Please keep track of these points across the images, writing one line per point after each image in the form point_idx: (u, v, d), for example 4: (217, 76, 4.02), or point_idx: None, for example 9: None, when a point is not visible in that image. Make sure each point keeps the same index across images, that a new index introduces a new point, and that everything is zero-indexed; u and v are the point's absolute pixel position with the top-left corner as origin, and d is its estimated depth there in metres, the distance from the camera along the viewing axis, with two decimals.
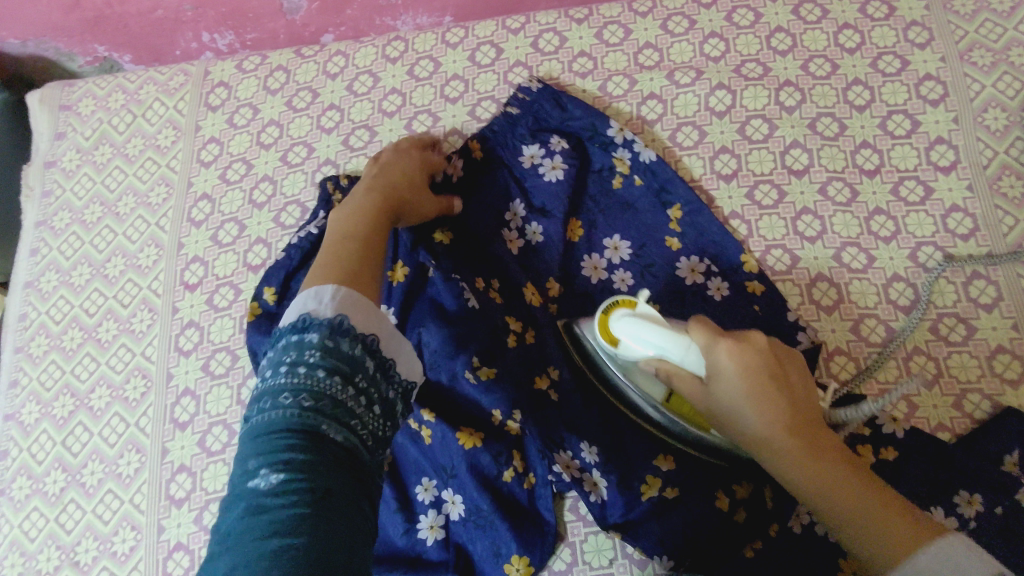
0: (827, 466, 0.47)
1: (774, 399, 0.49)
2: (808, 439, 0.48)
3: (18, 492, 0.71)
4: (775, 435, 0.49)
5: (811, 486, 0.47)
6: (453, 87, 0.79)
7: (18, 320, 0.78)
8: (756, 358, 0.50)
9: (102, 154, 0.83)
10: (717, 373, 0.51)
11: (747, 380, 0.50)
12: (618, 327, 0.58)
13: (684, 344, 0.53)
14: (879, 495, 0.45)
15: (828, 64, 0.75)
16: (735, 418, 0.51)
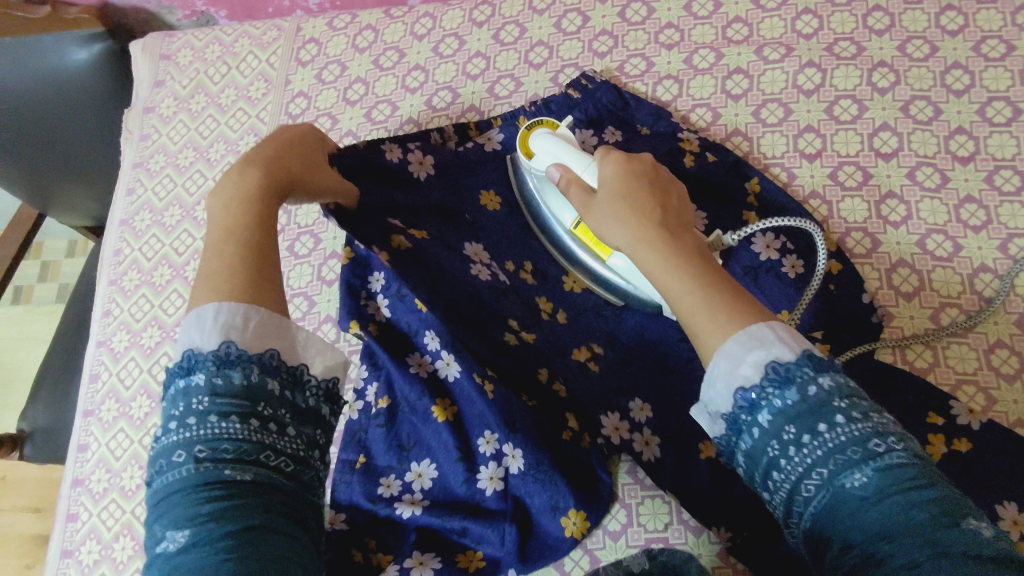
0: (670, 240, 0.46)
1: (648, 207, 0.49)
2: (677, 237, 0.46)
3: (107, 413, 0.76)
4: (647, 229, 0.47)
5: (659, 270, 0.45)
6: (537, 53, 0.80)
7: (114, 255, 0.83)
8: (636, 176, 0.51)
9: (197, 103, 0.87)
10: (604, 184, 0.52)
11: (629, 183, 0.51)
12: (536, 144, 0.67)
13: (589, 159, 0.60)
14: (700, 276, 0.43)
15: (927, 46, 0.73)
16: (592, 212, 0.53)
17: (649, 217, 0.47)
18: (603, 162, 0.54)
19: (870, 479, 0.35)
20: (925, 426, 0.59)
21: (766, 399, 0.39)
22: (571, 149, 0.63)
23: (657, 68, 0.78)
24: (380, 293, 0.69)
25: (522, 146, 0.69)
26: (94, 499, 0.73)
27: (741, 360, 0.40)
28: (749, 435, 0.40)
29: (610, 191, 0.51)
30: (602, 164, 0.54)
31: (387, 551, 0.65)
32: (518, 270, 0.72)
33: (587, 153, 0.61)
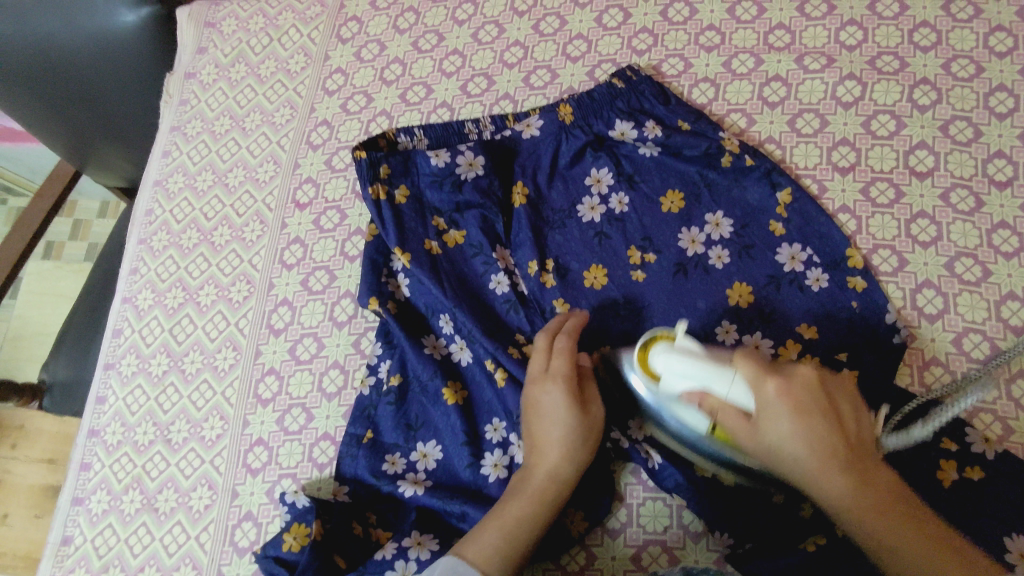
0: (862, 500, 0.48)
1: (837, 451, 0.49)
2: (879, 514, 0.47)
3: (127, 367, 0.78)
4: (840, 489, 0.48)
5: (872, 543, 0.47)
6: (576, 46, 0.81)
7: (145, 215, 0.85)
8: (809, 391, 0.51)
9: (238, 72, 0.89)
10: (767, 413, 0.51)
11: (807, 428, 0.49)
12: (658, 363, 0.57)
13: (730, 377, 0.53)
14: (913, 525, 0.46)
15: (972, 66, 0.72)
16: (776, 447, 0.51)
17: (830, 461, 0.49)
18: (756, 375, 0.52)
19: None
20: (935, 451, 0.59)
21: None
22: (707, 364, 0.54)
23: (695, 70, 0.77)
24: (402, 273, 0.72)
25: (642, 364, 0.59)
26: (107, 450, 0.75)
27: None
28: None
29: (779, 416, 0.50)
30: (761, 387, 0.51)
31: (386, 527, 0.64)
32: (541, 271, 0.71)
33: (724, 366, 0.54)
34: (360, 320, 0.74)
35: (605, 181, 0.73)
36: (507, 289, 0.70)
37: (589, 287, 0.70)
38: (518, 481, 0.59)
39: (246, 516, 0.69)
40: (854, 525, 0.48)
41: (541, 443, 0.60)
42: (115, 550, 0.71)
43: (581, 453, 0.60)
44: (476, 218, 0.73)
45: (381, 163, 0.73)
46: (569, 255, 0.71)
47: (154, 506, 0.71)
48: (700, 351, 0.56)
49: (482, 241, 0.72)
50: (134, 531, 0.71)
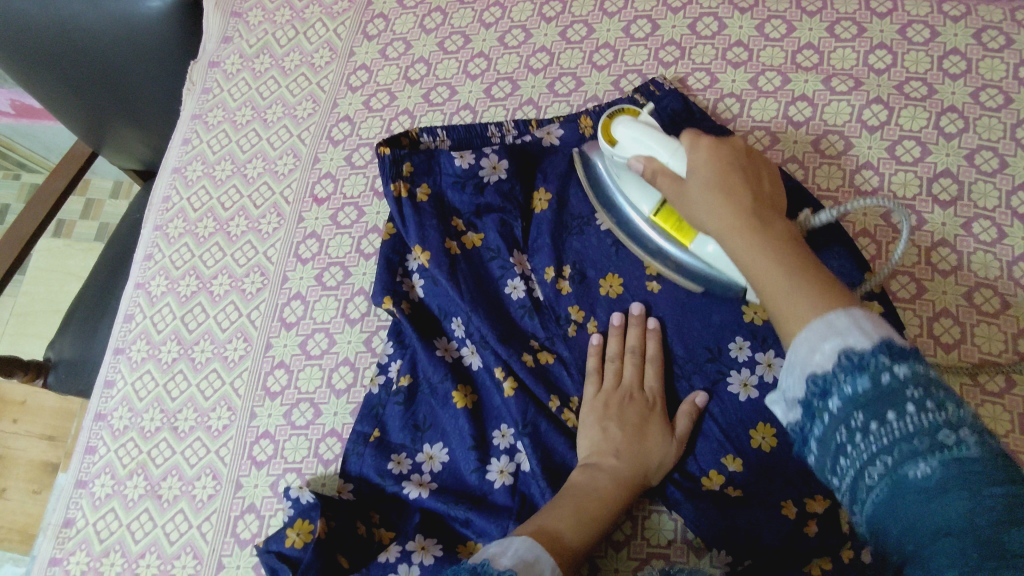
0: (740, 206, 0.51)
1: (738, 192, 0.52)
2: (757, 225, 0.49)
3: (136, 353, 0.78)
4: (723, 210, 0.52)
5: (748, 250, 0.49)
6: (602, 55, 0.80)
7: (163, 201, 0.85)
8: (715, 171, 0.54)
9: (262, 63, 0.89)
10: (693, 166, 0.56)
11: (719, 173, 0.54)
12: (618, 129, 0.63)
13: (673, 147, 0.59)
14: (793, 271, 0.46)
15: (1001, 97, 0.71)
16: (687, 192, 0.56)
17: (743, 209, 0.51)
18: (686, 137, 0.58)
19: (934, 472, 0.34)
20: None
21: (835, 383, 0.38)
22: (654, 133, 0.61)
23: (721, 85, 0.77)
24: (418, 273, 0.72)
25: (605, 136, 0.65)
26: (113, 435, 0.75)
27: (818, 349, 0.40)
28: (819, 421, 0.39)
29: (701, 171, 0.54)
30: (687, 140, 0.58)
31: (390, 528, 0.65)
32: (557, 277, 0.71)
33: (670, 140, 0.60)
34: (372, 317, 0.74)
35: None
36: (522, 295, 0.71)
37: (605, 297, 0.70)
38: (583, 481, 0.59)
39: (249, 509, 0.69)
40: (739, 243, 0.49)
41: (613, 451, 0.61)
42: (116, 534, 0.71)
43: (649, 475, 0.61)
44: (495, 222, 0.73)
45: (405, 160, 0.73)
46: (586, 261, 0.71)
47: (158, 493, 0.71)
48: (643, 129, 0.62)
49: (500, 245, 0.72)
50: (136, 517, 0.71)
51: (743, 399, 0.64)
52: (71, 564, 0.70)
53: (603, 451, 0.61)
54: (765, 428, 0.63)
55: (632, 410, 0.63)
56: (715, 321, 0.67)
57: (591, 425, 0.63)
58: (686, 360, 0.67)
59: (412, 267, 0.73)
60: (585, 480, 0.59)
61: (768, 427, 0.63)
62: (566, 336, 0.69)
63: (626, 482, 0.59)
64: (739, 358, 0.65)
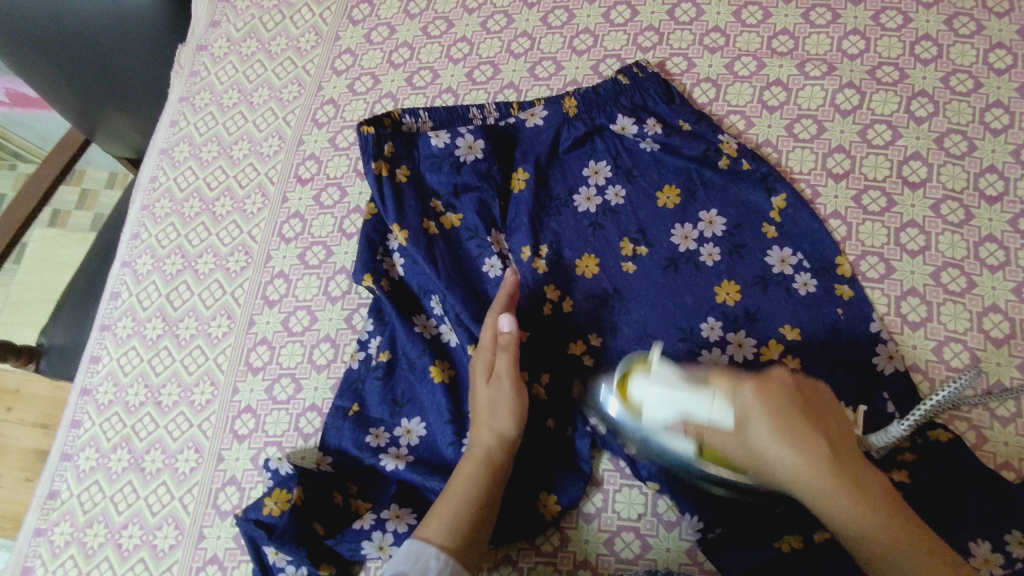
0: (823, 454, 0.45)
1: (817, 446, 0.46)
2: (850, 471, 0.46)
3: (122, 330, 0.79)
4: (815, 475, 0.45)
5: (853, 525, 0.45)
6: (582, 39, 0.82)
7: (150, 181, 0.87)
8: (782, 396, 0.47)
9: (249, 47, 0.91)
10: (748, 414, 0.47)
11: (795, 425, 0.46)
12: (638, 390, 0.52)
13: (708, 397, 0.48)
14: (894, 527, 0.45)
15: (970, 81, 0.73)
16: (760, 454, 0.47)
17: (832, 462, 0.45)
18: (727, 391, 0.48)
19: None
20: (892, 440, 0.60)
21: None
22: (684, 388, 0.49)
23: (698, 69, 0.78)
24: (398, 253, 0.73)
25: (625, 399, 0.55)
26: (98, 409, 0.76)
27: None
28: None
29: (769, 435, 0.46)
30: (726, 393, 0.48)
31: (366, 499, 0.66)
32: (535, 257, 0.71)
33: (700, 386, 0.49)
34: (353, 295, 0.75)
35: (602, 173, 0.74)
36: (499, 273, 0.72)
37: (581, 276, 0.71)
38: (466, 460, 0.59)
39: (230, 481, 0.70)
40: (848, 515, 0.45)
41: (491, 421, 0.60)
42: (99, 506, 0.72)
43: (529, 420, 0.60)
44: (474, 202, 0.74)
45: (387, 141, 0.75)
46: (563, 242, 0.72)
47: (141, 466, 0.73)
48: (704, 368, 0.51)
49: (478, 225, 0.73)
50: (119, 489, 0.72)
51: None
52: (56, 534, 0.71)
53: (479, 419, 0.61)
54: None
55: (484, 363, 0.62)
56: (688, 301, 0.68)
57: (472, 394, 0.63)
58: (659, 338, 0.67)
59: (393, 246, 0.74)
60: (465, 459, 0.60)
61: None
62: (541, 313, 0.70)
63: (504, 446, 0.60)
64: (710, 337, 0.66)
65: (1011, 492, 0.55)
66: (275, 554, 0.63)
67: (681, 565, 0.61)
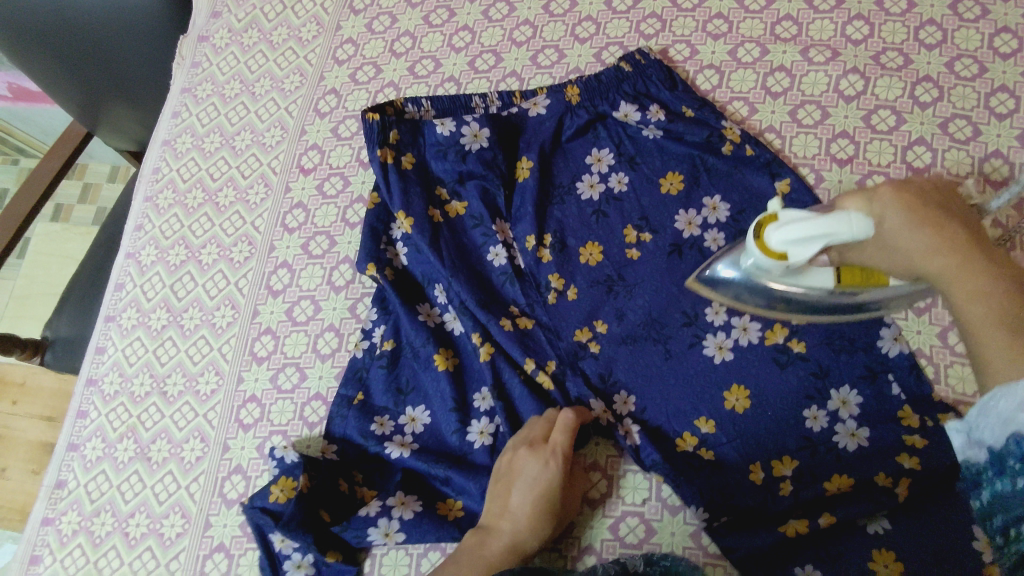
0: (959, 238, 0.44)
1: (948, 228, 0.44)
2: (984, 254, 0.44)
3: (127, 321, 0.80)
4: (946, 252, 0.44)
5: (969, 295, 0.43)
6: (584, 27, 0.82)
7: (153, 172, 0.87)
8: (914, 202, 0.45)
9: (250, 38, 0.91)
10: (880, 214, 0.45)
11: (922, 215, 0.45)
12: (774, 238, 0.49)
13: (843, 216, 0.46)
14: (1015, 316, 0.41)
15: (975, 66, 0.72)
16: (893, 241, 0.45)
17: (958, 246, 0.44)
18: (859, 202, 0.46)
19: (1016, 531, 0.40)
20: (898, 427, 0.59)
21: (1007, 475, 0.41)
22: (818, 215, 0.47)
23: (700, 56, 0.78)
24: (401, 242, 0.73)
25: (759, 246, 0.51)
26: (104, 400, 0.77)
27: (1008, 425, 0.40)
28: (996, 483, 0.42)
29: (898, 223, 0.45)
30: (858, 205, 0.46)
31: (372, 486, 0.66)
32: (538, 246, 0.72)
33: (834, 211, 0.46)
34: (356, 285, 0.75)
35: (605, 161, 0.74)
36: (504, 262, 0.72)
37: (585, 264, 0.71)
38: (474, 543, 0.58)
39: (235, 470, 0.70)
40: (965, 292, 0.43)
41: (516, 513, 0.59)
42: (106, 495, 0.72)
43: (546, 529, 0.59)
44: (477, 191, 0.74)
45: (392, 129, 0.75)
46: (566, 230, 0.72)
47: (147, 455, 0.73)
48: (832, 198, 0.49)
49: (483, 213, 0.73)
50: (126, 479, 0.73)
51: (718, 361, 0.65)
52: (64, 523, 0.72)
53: (505, 508, 0.59)
54: (738, 390, 0.64)
55: (532, 464, 0.60)
56: (692, 287, 0.67)
57: (494, 480, 0.62)
58: (663, 325, 0.67)
59: (397, 235, 0.74)
60: (472, 542, 0.58)
61: (741, 389, 0.64)
62: (545, 302, 0.70)
63: (519, 544, 0.58)
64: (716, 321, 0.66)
65: None
66: (281, 541, 0.64)
67: (686, 550, 0.61)
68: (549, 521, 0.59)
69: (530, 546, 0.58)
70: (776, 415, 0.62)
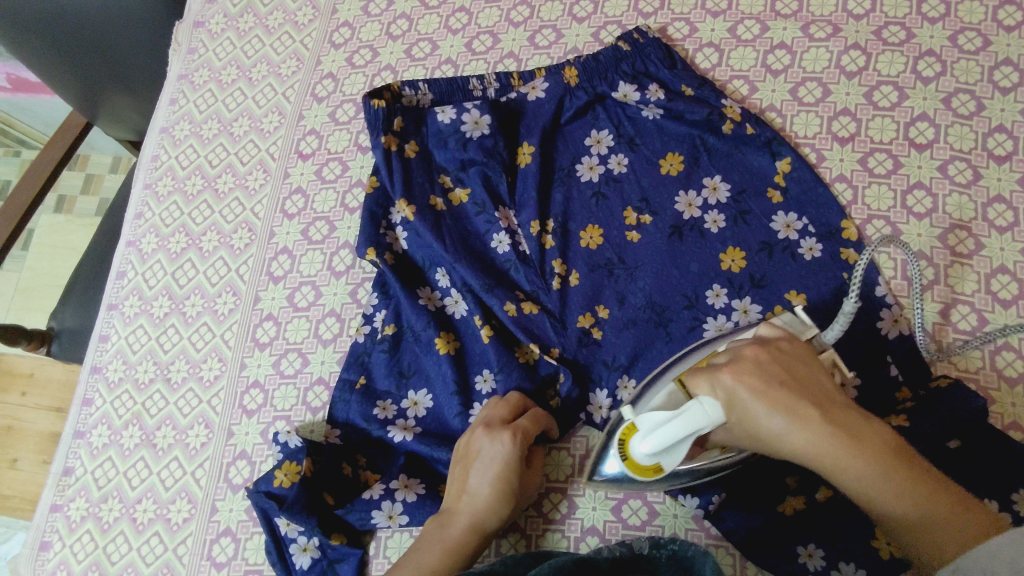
0: (818, 421, 0.45)
1: (807, 412, 0.46)
2: (836, 426, 0.45)
3: (129, 309, 0.80)
4: (824, 440, 0.44)
5: (865, 485, 0.43)
6: (582, 6, 0.81)
7: (151, 160, 0.86)
8: (761, 376, 0.48)
9: (246, 23, 0.90)
10: (739, 412, 0.48)
11: (777, 398, 0.47)
12: (637, 450, 0.53)
13: (681, 412, 0.49)
14: (903, 487, 0.43)
15: (979, 40, 0.71)
16: (756, 424, 0.47)
17: (843, 445, 0.44)
18: (706, 389, 0.50)
19: None
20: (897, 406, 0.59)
21: None
22: (678, 412, 0.50)
23: (700, 34, 0.77)
24: (401, 227, 0.73)
25: (629, 464, 0.54)
26: (109, 387, 0.77)
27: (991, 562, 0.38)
28: None
29: (769, 413, 0.46)
30: (706, 390, 0.50)
31: (375, 470, 0.66)
32: (541, 232, 0.71)
33: (682, 407, 0.50)
34: (356, 270, 0.75)
35: (605, 143, 0.74)
36: (507, 249, 0.71)
37: (585, 248, 0.70)
38: (436, 527, 0.60)
39: (240, 455, 0.71)
40: (860, 480, 0.44)
41: (474, 497, 0.60)
42: (113, 482, 0.73)
43: (506, 511, 0.60)
44: (480, 177, 0.73)
45: (395, 116, 0.74)
46: (567, 213, 0.72)
47: (153, 442, 0.73)
48: (687, 374, 0.53)
49: (485, 199, 0.73)
50: (132, 465, 0.73)
51: None
52: (72, 510, 0.73)
53: (462, 490, 0.61)
54: None
55: (487, 446, 0.60)
56: (692, 269, 0.67)
57: (454, 462, 0.63)
58: (664, 307, 0.66)
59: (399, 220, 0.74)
60: (433, 526, 0.60)
61: None
62: (549, 289, 0.70)
63: (479, 524, 0.59)
64: (715, 304, 0.65)
65: (1012, 446, 0.55)
66: (286, 525, 0.64)
67: (688, 531, 0.61)
68: (510, 502, 0.60)
69: (492, 526, 0.60)
70: None
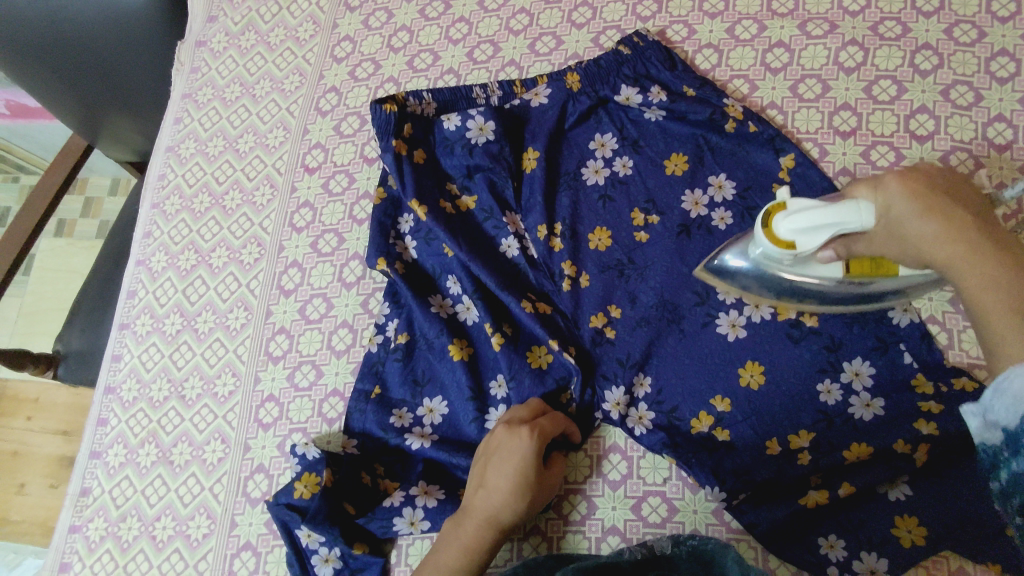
0: (974, 236, 0.46)
1: (963, 219, 0.47)
2: (1004, 252, 0.45)
3: (141, 328, 0.80)
4: (955, 244, 0.46)
5: (983, 286, 0.45)
6: (581, 12, 0.82)
7: (158, 179, 0.87)
8: (928, 189, 0.48)
9: (248, 40, 0.91)
10: (892, 204, 0.49)
11: (937, 208, 0.47)
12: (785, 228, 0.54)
13: (855, 207, 0.50)
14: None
15: (974, 31, 0.72)
16: (902, 228, 0.49)
17: (976, 244, 0.46)
18: (867, 190, 0.50)
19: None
20: (911, 395, 0.60)
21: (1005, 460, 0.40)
22: (828, 205, 0.51)
23: (699, 36, 0.78)
24: (410, 236, 0.74)
25: (769, 235, 0.55)
26: (124, 406, 0.77)
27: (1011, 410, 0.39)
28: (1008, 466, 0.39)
29: (901, 205, 0.48)
30: (866, 193, 0.50)
31: (394, 478, 0.67)
32: (550, 235, 0.72)
33: (846, 201, 0.50)
34: (367, 281, 0.76)
35: (609, 146, 0.74)
36: (517, 253, 0.72)
37: (594, 250, 0.71)
38: (453, 527, 0.60)
39: (258, 469, 0.71)
40: (980, 274, 0.45)
41: (489, 494, 0.59)
42: (131, 501, 0.73)
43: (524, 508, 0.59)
44: (485, 183, 0.74)
45: (405, 123, 0.74)
46: (575, 216, 0.72)
47: (170, 459, 0.74)
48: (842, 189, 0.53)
49: (492, 205, 0.73)
50: (150, 483, 0.73)
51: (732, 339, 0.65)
52: (91, 530, 0.73)
53: (479, 486, 0.60)
54: (752, 366, 0.63)
55: (504, 443, 0.60)
56: (702, 267, 0.68)
57: (474, 461, 0.63)
58: (675, 306, 0.67)
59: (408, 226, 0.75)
60: (451, 526, 0.60)
61: (755, 366, 0.63)
62: (561, 290, 0.70)
63: (495, 522, 0.59)
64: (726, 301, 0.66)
65: None
66: (307, 537, 0.65)
67: (708, 527, 0.62)
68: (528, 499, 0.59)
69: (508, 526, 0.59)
70: (791, 390, 0.62)
